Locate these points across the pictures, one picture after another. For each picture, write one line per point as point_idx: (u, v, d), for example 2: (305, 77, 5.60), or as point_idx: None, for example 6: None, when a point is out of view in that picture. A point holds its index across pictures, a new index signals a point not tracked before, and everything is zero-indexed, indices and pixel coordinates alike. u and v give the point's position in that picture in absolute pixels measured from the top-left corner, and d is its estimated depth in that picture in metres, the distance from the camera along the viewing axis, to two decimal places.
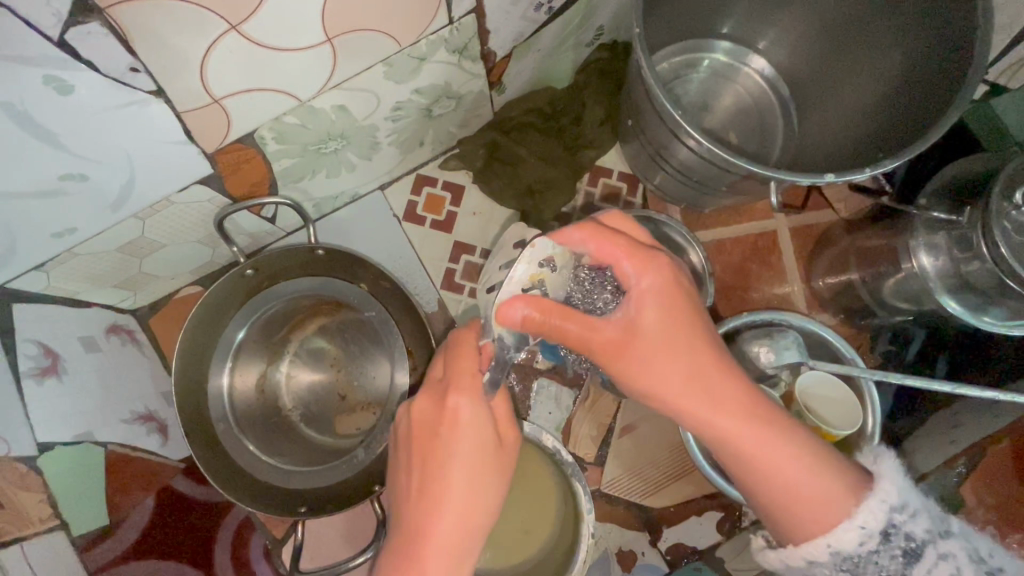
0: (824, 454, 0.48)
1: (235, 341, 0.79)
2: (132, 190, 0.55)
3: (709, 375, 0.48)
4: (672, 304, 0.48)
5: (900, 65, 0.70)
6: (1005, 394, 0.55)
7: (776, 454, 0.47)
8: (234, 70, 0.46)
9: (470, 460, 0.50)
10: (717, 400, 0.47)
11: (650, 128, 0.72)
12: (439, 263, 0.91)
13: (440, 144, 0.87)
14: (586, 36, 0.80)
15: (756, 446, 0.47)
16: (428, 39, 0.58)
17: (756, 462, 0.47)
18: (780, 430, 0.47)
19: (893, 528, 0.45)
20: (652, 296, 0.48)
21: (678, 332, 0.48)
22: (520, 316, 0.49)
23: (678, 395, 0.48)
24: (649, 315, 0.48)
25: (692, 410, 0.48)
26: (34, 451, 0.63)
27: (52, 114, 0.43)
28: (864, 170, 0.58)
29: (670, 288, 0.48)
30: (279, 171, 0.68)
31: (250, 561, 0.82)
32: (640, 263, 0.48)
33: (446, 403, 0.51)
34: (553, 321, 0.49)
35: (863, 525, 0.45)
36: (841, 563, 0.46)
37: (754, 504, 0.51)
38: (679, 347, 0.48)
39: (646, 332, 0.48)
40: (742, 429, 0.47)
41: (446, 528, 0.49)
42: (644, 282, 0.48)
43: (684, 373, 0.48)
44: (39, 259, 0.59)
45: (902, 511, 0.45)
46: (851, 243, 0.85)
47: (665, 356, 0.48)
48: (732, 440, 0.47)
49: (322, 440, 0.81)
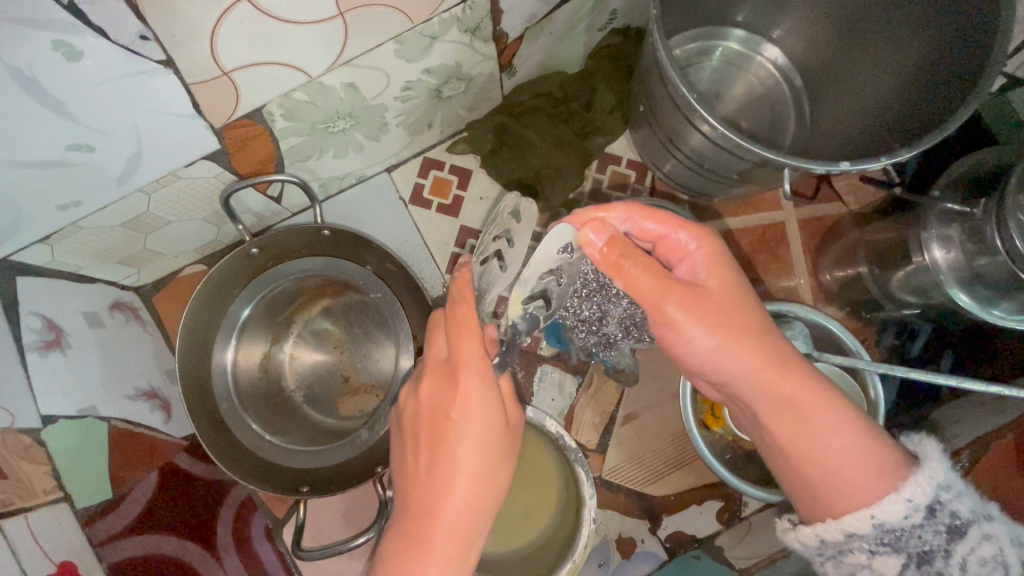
0: (868, 426, 0.51)
1: (241, 318, 0.79)
2: (138, 164, 0.55)
3: (773, 341, 0.51)
4: (728, 274, 0.52)
5: (916, 55, 0.69)
6: (1015, 390, 0.56)
7: (827, 420, 0.50)
8: (245, 43, 0.46)
9: (483, 441, 0.50)
10: (778, 364, 0.50)
11: (663, 112, 0.71)
12: (445, 247, 0.91)
13: (449, 127, 0.87)
14: (600, 20, 0.78)
15: (813, 412, 0.50)
16: (441, 17, 0.57)
17: (806, 425, 0.50)
18: (836, 404, 0.50)
19: (939, 504, 0.46)
20: (714, 263, 0.52)
21: (740, 297, 0.51)
22: (603, 245, 0.49)
23: (745, 356, 0.49)
24: (710, 279, 0.51)
25: (754, 376, 0.50)
26: (37, 424, 0.62)
27: (62, 82, 0.42)
28: (880, 158, 0.57)
29: (727, 258, 0.53)
30: (286, 149, 0.67)
31: (250, 538, 0.83)
32: (695, 232, 0.53)
33: (467, 381, 0.51)
34: (626, 263, 0.49)
35: (910, 498, 0.46)
36: (882, 536, 0.47)
37: (788, 478, 0.53)
38: (740, 314, 0.50)
39: (714, 297, 0.50)
40: (802, 397, 0.50)
41: (454, 513, 0.49)
42: (704, 250, 0.52)
43: (744, 338, 0.49)
44: (45, 232, 0.59)
45: (948, 490, 0.47)
46: (859, 237, 0.85)
47: (725, 318, 0.49)
48: (790, 405, 0.50)
49: (323, 421, 0.81)
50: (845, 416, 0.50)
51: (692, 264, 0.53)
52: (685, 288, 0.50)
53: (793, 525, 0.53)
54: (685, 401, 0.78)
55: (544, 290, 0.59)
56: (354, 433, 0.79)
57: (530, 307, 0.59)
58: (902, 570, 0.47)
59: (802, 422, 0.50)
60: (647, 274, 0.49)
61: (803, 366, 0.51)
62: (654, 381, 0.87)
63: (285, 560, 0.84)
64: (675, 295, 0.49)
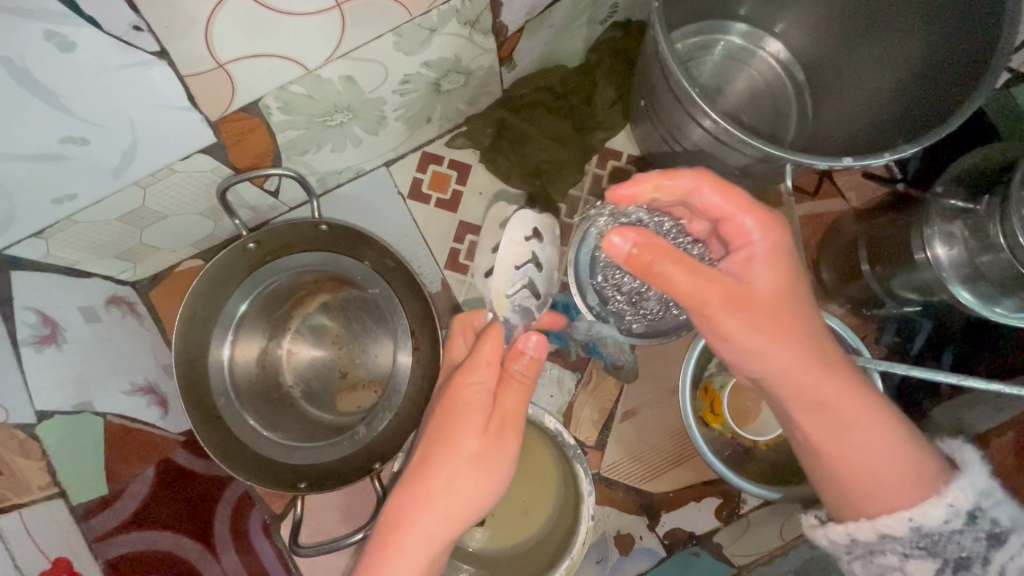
0: (906, 431, 0.52)
1: (238, 313, 0.79)
2: (133, 157, 0.54)
3: (815, 338, 0.52)
4: (790, 272, 0.52)
5: (920, 50, 0.68)
6: (1014, 389, 0.55)
7: (865, 420, 0.51)
8: (240, 34, 0.45)
9: (469, 444, 0.51)
10: (823, 351, 0.52)
11: (664, 106, 0.70)
12: (444, 243, 0.90)
13: (447, 121, 0.86)
14: (601, 13, 0.78)
15: (849, 411, 0.52)
16: (440, 9, 0.56)
17: (845, 424, 0.52)
18: (874, 403, 0.52)
19: (979, 511, 0.46)
20: (776, 258, 0.51)
21: (797, 298, 0.51)
22: (629, 246, 0.48)
23: (800, 343, 0.51)
24: (766, 276, 0.51)
25: (797, 372, 0.51)
26: (32, 419, 0.61)
27: (53, 73, 0.42)
28: (883, 153, 0.57)
29: (789, 251, 0.52)
30: (283, 143, 0.66)
31: (249, 533, 0.83)
32: (763, 220, 0.52)
33: (460, 379, 0.53)
34: (659, 263, 0.48)
35: (952, 503, 0.47)
36: (918, 540, 0.48)
37: (819, 477, 0.54)
38: (795, 304, 0.51)
39: (768, 295, 0.50)
40: (842, 394, 0.52)
41: (421, 509, 0.49)
42: (767, 242, 0.52)
43: (794, 329, 0.51)
44: (39, 226, 0.58)
45: (988, 498, 0.47)
46: (862, 230, 0.84)
47: (779, 311, 0.51)
48: (828, 404, 0.52)
49: (322, 417, 0.80)
50: (878, 420, 0.52)
51: (751, 255, 0.52)
52: (733, 290, 0.50)
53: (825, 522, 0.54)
54: (683, 400, 0.77)
55: (526, 278, 0.63)
56: (352, 429, 0.78)
57: (517, 299, 0.62)
58: None
59: (839, 421, 0.52)
60: (692, 278, 0.48)
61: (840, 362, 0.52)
62: (654, 377, 0.87)
63: (284, 557, 0.84)
64: (717, 304, 0.49)
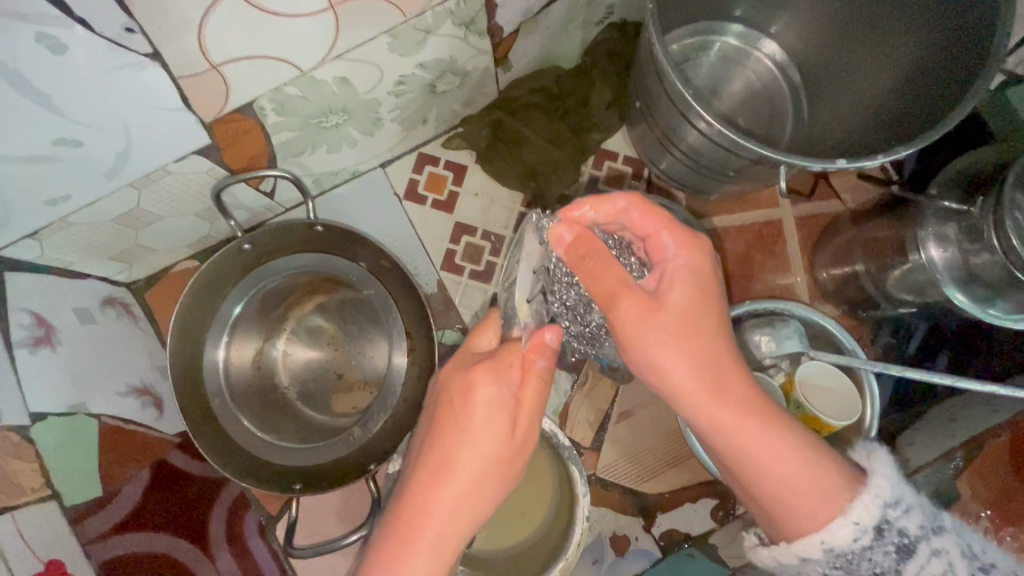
0: (824, 451, 0.49)
1: (233, 314, 0.79)
2: (127, 158, 0.54)
3: (714, 358, 0.49)
4: (700, 289, 0.50)
5: (915, 52, 0.68)
6: (1006, 389, 0.55)
7: (768, 444, 0.48)
8: (233, 36, 0.45)
9: (487, 445, 0.49)
10: (739, 371, 0.49)
11: (660, 107, 0.70)
12: (440, 244, 0.90)
13: (444, 122, 0.86)
14: (596, 15, 0.78)
15: (751, 441, 0.48)
16: (434, 11, 0.56)
17: (748, 451, 0.48)
18: (782, 425, 0.49)
19: (886, 524, 0.45)
20: (686, 274, 0.50)
21: (703, 314, 0.49)
22: (569, 240, 0.50)
23: (711, 362, 0.49)
24: (675, 291, 0.49)
25: (692, 397, 0.49)
26: (26, 420, 0.61)
27: (45, 74, 0.42)
28: (877, 156, 0.57)
29: (705, 266, 0.50)
30: (278, 144, 0.66)
31: (245, 535, 0.82)
32: (681, 239, 0.51)
33: (473, 375, 0.50)
34: (588, 262, 0.49)
35: (857, 520, 0.45)
36: (835, 560, 0.47)
37: (749, 497, 0.52)
38: (707, 322, 0.49)
39: (670, 311, 0.49)
40: (743, 423, 0.48)
41: (445, 512, 0.48)
42: (681, 258, 0.50)
43: (697, 349, 0.49)
44: (34, 227, 0.58)
45: (896, 507, 0.46)
46: (857, 235, 0.84)
47: (688, 330, 0.49)
48: (725, 433, 0.48)
49: (318, 419, 0.80)
50: (786, 440, 0.48)
51: (665, 267, 0.51)
52: (642, 301, 0.49)
53: (761, 543, 0.53)
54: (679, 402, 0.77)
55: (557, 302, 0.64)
56: (348, 430, 0.78)
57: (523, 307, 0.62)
58: None
59: (740, 450, 0.48)
60: (617, 283, 0.49)
61: (738, 380, 0.49)
62: None
63: (280, 557, 0.83)
64: (620, 315, 0.49)
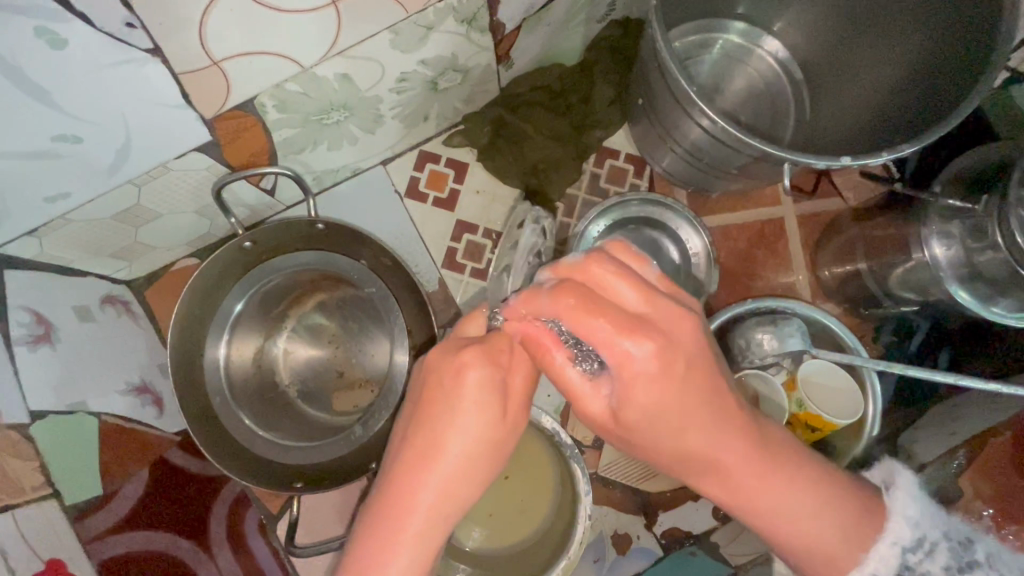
0: (845, 503, 0.47)
1: (234, 312, 0.78)
2: (127, 155, 0.54)
3: (712, 449, 0.46)
4: (676, 384, 0.44)
5: (919, 50, 0.68)
6: (1009, 388, 0.55)
7: (781, 514, 0.46)
8: (234, 32, 0.44)
9: (477, 431, 0.48)
10: (742, 447, 0.46)
11: (662, 104, 0.69)
12: (441, 241, 0.90)
13: (445, 119, 0.85)
14: (598, 12, 0.78)
15: (758, 514, 0.47)
16: (437, 7, 0.56)
17: (758, 519, 0.47)
18: (793, 490, 0.46)
19: (908, 569, 0.45)
20: (653, 375, 0.43)
21: (688, 403, 0.44)
22: (517, 341, 0.49)
23: (686, 448, 0.46)
24: (644, 395, 0.44)
25: (692, 476, 0.48)
26: (26, 418, 0.61)
27: (44, 69, 0.41)
28: (880, 154, 0.57)
29: (674, 362, 0.43)
30: (279, 141, 0.66)
31: (245, 534, 0.82)
32: (639, 339, 0.42)
33: (461, 359, 0.49)
34: (543, 362, 0.48)
35: (874, 572, 0.45)
36: None
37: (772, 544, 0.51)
38: (685, 418, 0.45)
39: (644, 413, 0.45)
40: (751, 499, 0.46)
41: (428, 500, 0.46)
42: (644, 358, 0.43)
43: (693, 439, 0.45)
44: (33, 224, 0.58)
45: (917, 550, 0.45)
46: (859, 233, 0.83)
47: (670, 425, 0.45)
48: (733, 506, 0.48)
49: (320, 418, 0.80)
50: (799, 504, 0.46)
51: (629, 373, 0.43)
52: (608, 406, 0.47)
53: None
54: None
55: None
56: (349, 429, 0.78)
57: None
58: None
59: (752, 518, 0.48)
60: (576, 382, 0.48)
61: (739, 459, 0.46)
62: None
63: (280, 556, 0.84)
64: (596, 416, 0.49)
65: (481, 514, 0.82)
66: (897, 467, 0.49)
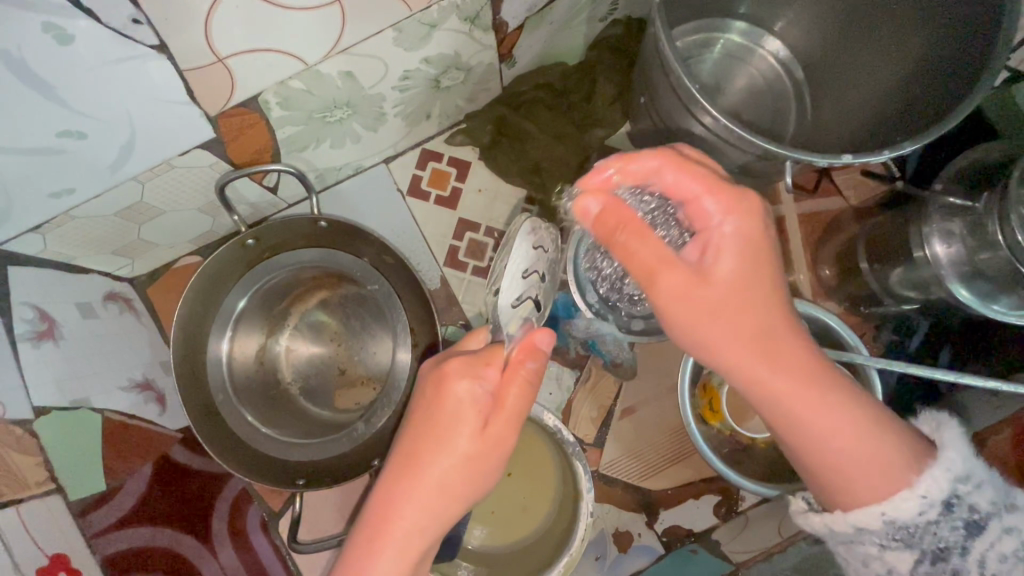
0: (883, 423, 0.48)
1: (236, 310, 0.79)
2: (131, 152, 0.54)
3: (772, 333, 0.47)
4: (754, 256, 0.47)
5: (919, 49, 0.69)
6: (1008, 385, 0.55)
7: (830, 417, 0.47)
8: (239, 29, 0.45)
9: (462, 447, 0.48)
10: (793, 336, 0.48)
11: (663, 102, 0.70)
12: (443, 240, 0.90)
13: (447, 118, 0.86)
14: (600, 11, 0.78)
15: (808, 414, 0.47)
16: (440, 5, 0.56)
17: (805, 427, 0.47)
18: (840, 389, 0.47)
19: (956, 499, 0.45)
20: (741, 241, 0.47)
21: (761, 282, 0.47)
22: (596, 212, 0.46)
23: (749, 333, 0.47)
24: (727, 263, 0.47)
25: (749, 373, 0.48)
26: (29, 414, 0.61)
27: (50, 64, 0.41)
28: (882, 151, 0.57)
29: (759, 234, 0.48)
30: (282, 139, 0.66)
31: (247, 531, 0.83)
32: (728, 203, 0.47)
33: (445, 375, 0.49)
34: (620, 235, 0.46)
35: (923, 494, 0.45)
36: (895, 533, 0.46)
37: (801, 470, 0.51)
38: (759, 292, 0.47)
39: (721, 285, 0.47)
40: (801, 394, 0.47)
41: (412, 512, 0.48)
42: (730, 227, 0.47)
43: (756, 321, 0.47)
44: (37, 220, 0.58)
45: (966, 482, 0.45)
46: (858, 232, 0.86)
47: (743, 300, 0.47)
48: (784, 408, 0.47)
49: (322, 415, 0.81)
50: (847, 412, 0.47)
51: (716, 237, 0.48)
52: (690, 277, 0.47)
53: (810, 508, 0.51)
54: (681, 396, 0.78)
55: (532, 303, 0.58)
56: (351, 426, 0.78)
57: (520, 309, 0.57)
58: (915, 565, 0.45)
59: (797, 426, 0.47)
60: (654, 255, 0.46)
61: (791, 341, 0.47)
62: (654, 377, 0.87)
63: (282, 555, 0.84)
64: (668, 292, 0.47)
65: (483, 512, 0.82)
66: (936, 412, 0.50)
